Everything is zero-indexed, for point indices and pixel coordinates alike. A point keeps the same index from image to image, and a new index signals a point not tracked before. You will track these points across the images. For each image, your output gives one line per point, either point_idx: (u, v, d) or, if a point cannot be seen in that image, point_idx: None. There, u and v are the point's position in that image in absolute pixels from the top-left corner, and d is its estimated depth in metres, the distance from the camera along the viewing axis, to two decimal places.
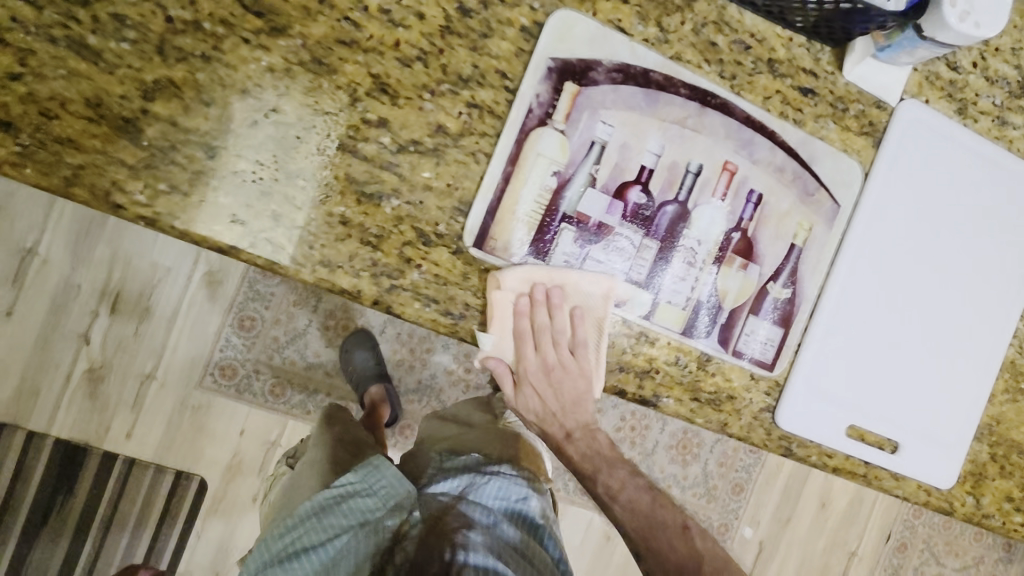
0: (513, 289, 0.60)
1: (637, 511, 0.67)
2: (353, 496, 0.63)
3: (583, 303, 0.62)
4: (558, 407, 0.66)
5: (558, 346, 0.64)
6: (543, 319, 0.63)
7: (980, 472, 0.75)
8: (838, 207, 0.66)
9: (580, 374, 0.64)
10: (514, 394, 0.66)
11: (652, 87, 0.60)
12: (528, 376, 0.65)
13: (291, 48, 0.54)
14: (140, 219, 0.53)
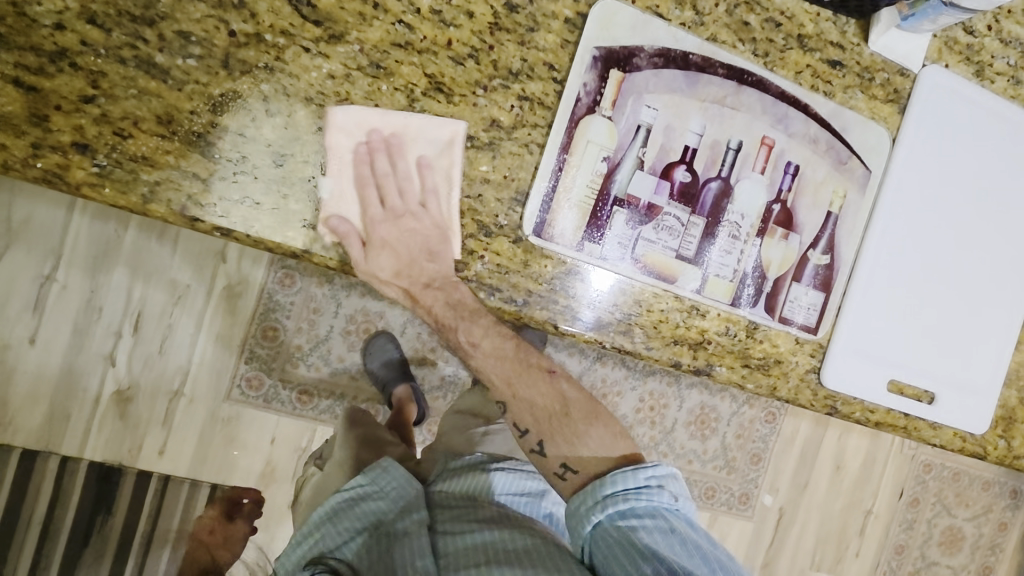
0: (347, 131, 0.56)
1: (504, 359, 0.66)
2: (365, 497, 0.73)
3: (428, 151, 0.59)
4: (408, 261, 0.59)
5: (405, 197, 0.59)
6: (384, 166, 0.58)
7: (1009, 415, 0.79)
8: (869, 173, 0.70)
9: (432, 224, 0.59)
10: (365, 254, 0.58)
11: (692, 70, 0.64)
12: (376, 230, 0.58)
13: (349, 53, 0.56)
14: (216, 230, 0.55)
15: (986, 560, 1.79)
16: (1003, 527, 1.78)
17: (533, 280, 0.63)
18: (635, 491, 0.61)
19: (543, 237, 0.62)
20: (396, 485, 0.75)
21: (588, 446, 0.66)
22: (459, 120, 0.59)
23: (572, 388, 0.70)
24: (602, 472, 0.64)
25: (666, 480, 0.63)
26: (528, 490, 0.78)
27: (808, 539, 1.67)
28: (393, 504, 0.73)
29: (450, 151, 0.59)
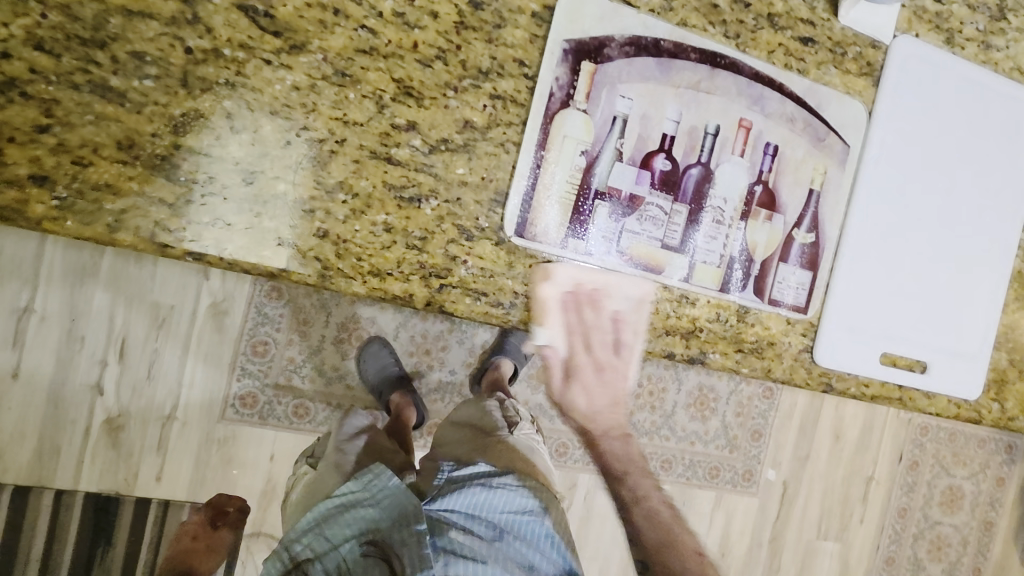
0: (558, 287, 0.63)
1: (656, 523, 0.64)
2: (356, 502, 0.79)
3: (623, 305, 0.66)
4: (600, 407, 0.68)
5: (603, 350, 0.65)
6: (589, 317, 0.66)
7: (1001, 379, 0.80)
8: (847, 148, 0.70)
9: (621, 371, 0.66)
10: (564, 389, 0.66)
11: (664, 56, 0.63)
12: (580, 371, 0.66)
13: (313, 63, 0.54)
14: (188, 255, 0.53)
15: (987, 516, 1.81)
16: (1001, 482, 1.81)
17: (518, 281, 0.62)
18: None
19: (527, 237, 0.61)
20: (386, 492, 0.79)
21: None
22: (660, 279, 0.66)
23: None
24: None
25: None
26: (529, 507, 0.82)
27: (813, 509, 1.68)
28: (383, 511, 0.77)
29: (641, 310, 0.66)
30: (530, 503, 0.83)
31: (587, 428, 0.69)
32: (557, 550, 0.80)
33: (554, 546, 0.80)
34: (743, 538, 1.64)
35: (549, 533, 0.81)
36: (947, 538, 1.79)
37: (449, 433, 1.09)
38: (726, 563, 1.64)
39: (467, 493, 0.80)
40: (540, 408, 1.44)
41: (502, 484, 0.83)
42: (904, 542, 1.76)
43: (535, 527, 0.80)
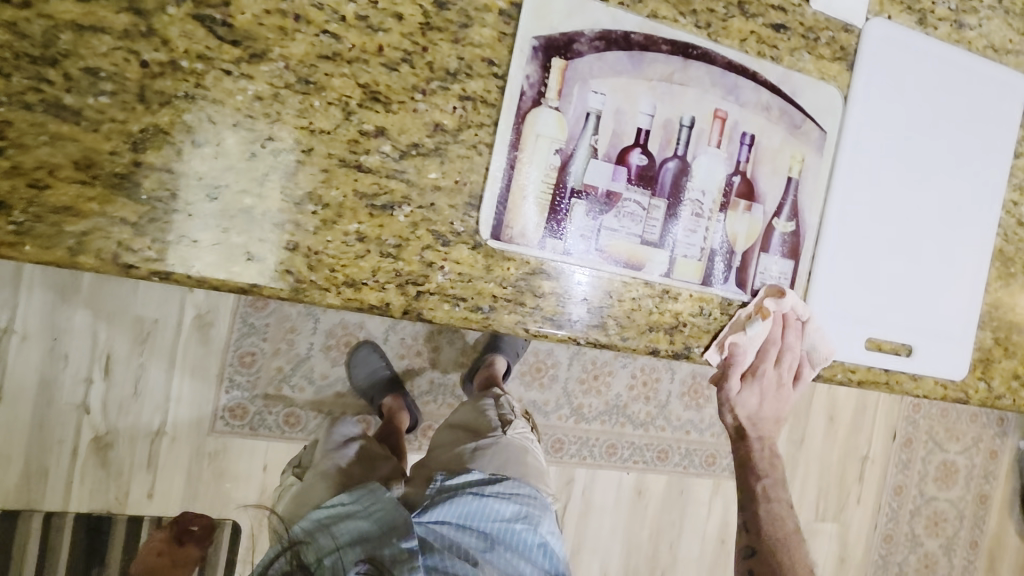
0: (776, 309, 0.69)
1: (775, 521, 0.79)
2: (349, 514, 0.81)
3: (814, 348, 0.71)
4: (766, 412, 0.77)
5: (784, 368, 0.73)
6: (791, 338, 0.71)
7: (987, 357, 0.80)
8: (824, 134, 0.69)
9: (790, 390, 0.75)
10: (740, 390, 0.75)
11: (635, 49, 0.62)
12: (761, 377, 0.74)
13: (275, 72, 0.53)
14: (154, 275, 0.52)
15: (982, 489, 1.83)
16: (994, 455, 1.83)
17: (497, 284, 0.61)
18: None
19: (503, 239, 0.60)
20: (378, 505, 0.80)
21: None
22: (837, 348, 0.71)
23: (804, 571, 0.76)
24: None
25: None
26: (519, 514, 0.85)
27: (810, 492, 1.69)
28: (373, 524, 0.78)
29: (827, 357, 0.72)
30: (520, 510, 0.86)
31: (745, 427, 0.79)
32: (546, 557, 0.84)
33: (543, 552, 0.84)
34: None
35: (539, 542, 0.84)
36: (944, 513, 1.81)
37: (443, 437, 1.08)
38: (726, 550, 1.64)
39: (458, 504, 0.83)
40: (534, 405, 1.44)
41: (493, 493, 0.86)
42: (901, 519, 1.78)
43: (526, 536, 0.84)
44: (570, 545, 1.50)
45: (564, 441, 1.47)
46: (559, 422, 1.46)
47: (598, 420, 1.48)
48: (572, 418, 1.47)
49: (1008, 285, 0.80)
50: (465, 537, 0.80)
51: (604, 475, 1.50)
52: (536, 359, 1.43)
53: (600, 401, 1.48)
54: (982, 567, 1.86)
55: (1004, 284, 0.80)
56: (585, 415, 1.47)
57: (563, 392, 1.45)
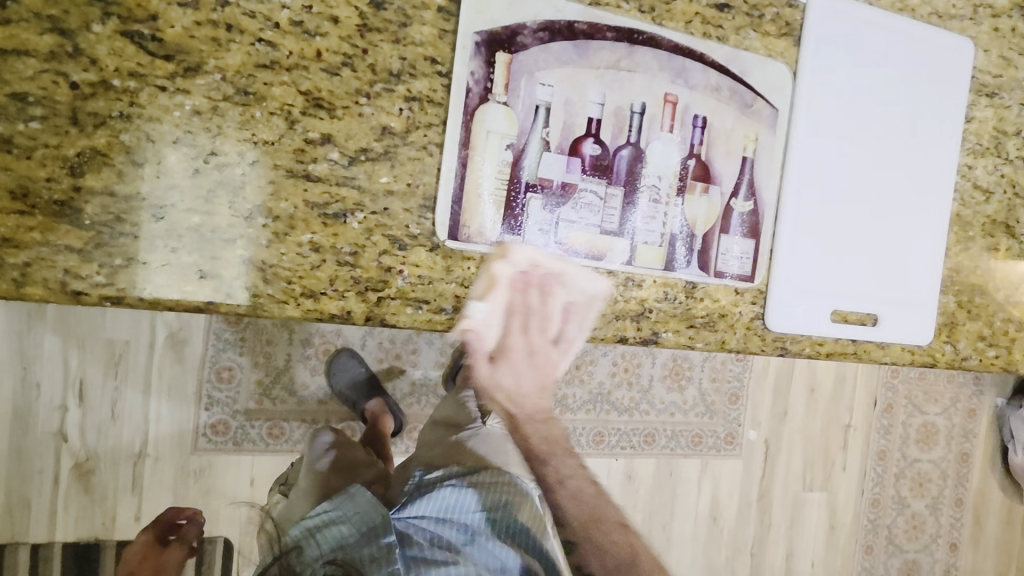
0: (508, 270, 0.58)
1: (582, 500, 0.64)
2: (329, 521, 0.79)
3: (574, 298, 0.62)
4: (526, 394, 0.62)
5: (538, 333, 0.60)
6: (534, 300, 0.60)
7: (951, 321, 0.81)
8: (775, 111, 0.70)
9: (552, 360, 0.62)
10: (491, 373, 0.60)
11: (579, 38, 0.62)
12: (511, 353, 0.60)
13: (211, 84, 0.52)
14: (105, 300, 0.51)
15: (963, 447, 1.87)
16: (972, 414, 1.87)
17: (458, 284, 0.61)
18: None
19: (461, 239, 0.60)
20: (358, 508, 0.79)
21: None
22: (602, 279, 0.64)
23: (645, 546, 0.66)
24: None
25: None
26: (501, 502, 0.83)
27: (796, 463, 1.72)
28: (354, 528, 0.78)
29: (592, 305, 0.64)
30: (502, 499, 0.84)
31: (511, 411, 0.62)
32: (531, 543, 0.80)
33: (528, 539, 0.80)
34: (733, 500, 1.67)
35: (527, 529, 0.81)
36: (927, 474, 1.85)
37: (431, 436, 1.10)
38: (719, 527, 1.66)
39: (437, 497, 0.82)
40: None
41: (473, 483, 0.84)
42: (887, 483, 1.81)
43: (508, 522, 0.81)
44: None
45: None
46: None
47: (583, 410, 1.49)
48: (557, 409, 1.47)
49: (968, 248, 0.81)
50: (444, 530, 0.79)
51: (593, 463, 1.51)
52: None
53: (584, 390, 1.49)
54: (968, 523, 1.91)
55: (963, 247, 0.81)
56: (570, 405, 1.48)
57: None
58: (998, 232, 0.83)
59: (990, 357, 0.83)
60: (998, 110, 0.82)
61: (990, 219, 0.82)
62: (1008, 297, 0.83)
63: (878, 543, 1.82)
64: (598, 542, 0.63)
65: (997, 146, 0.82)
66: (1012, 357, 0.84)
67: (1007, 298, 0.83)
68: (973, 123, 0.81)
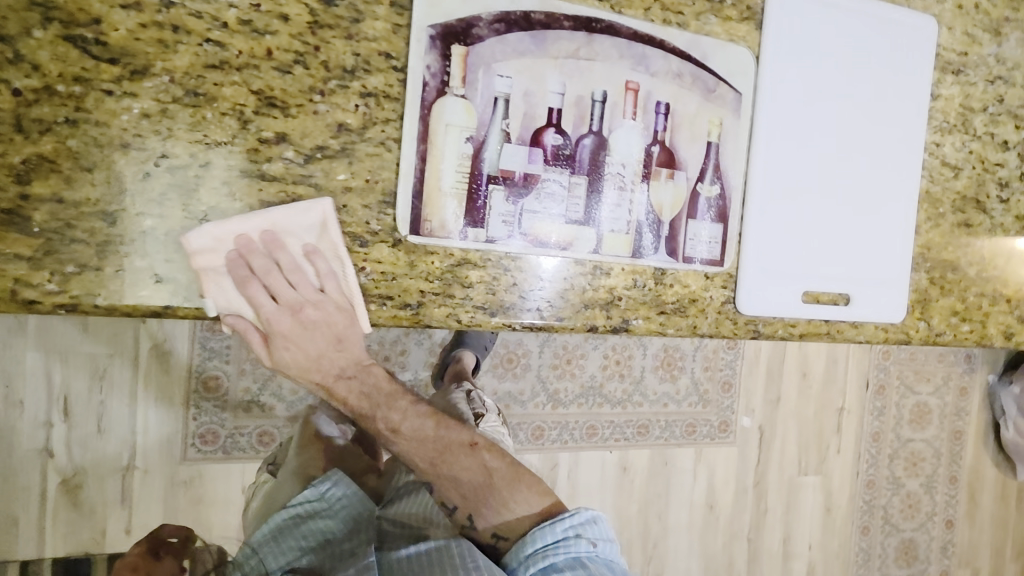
0: (205, 246, 0.53)
1: (423, 439, 0.69)
2: (313, 512, 0.80)
3: (306, 239, 0.56)
4: (325, 357, 0.59)
5: (296, 295, 0.56)
6: (265, 263, 0.55)
7: (924, 298, 0.81)
8: (739, 95, 0.70)
9: (332, 312, 0.57)
10: (270, 352, 0.57)
11: (537, 28, 0.61)
12: (275, 326, 0.56)
13: (159, 87, 0.51)
14: (60, 308, 0.51)
15: (956, 426, 1.88)
16: (964, 392, 1.88)
17: (422, 279, 0.60)
18: (552, 546, 0.67)
19: (423, 233, 0.59)
20: (343, 500, 0.81)
21: (516, 510, 0.72)
22: (322, 199, 0.55)
23: (493, 457, 0.74)
24: (526, 534, 0.70)
25: (583, 526, 0.69)
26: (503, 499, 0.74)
27: (791, 448, 1.72)
28: (340, 523, 0.78)
29: (326, 235, 0.56)
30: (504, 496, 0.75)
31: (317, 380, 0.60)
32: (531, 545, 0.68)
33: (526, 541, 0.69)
34: (729, 487, 1.67)
35: None
36: (921, 453, 1.86)
37: None
38: (715, 514, 1.66)
39: (429, 493, 0.80)
40: (510, 396, 1.44)
41: None
42: (881, 464, 1.82)
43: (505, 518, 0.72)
44: None
45: (544, 428, 1.47)
46: (537, 410, 1.46)
47: (575, 403, 1.49)
48: (549, 404, 1.47)
49: (939, 225, 0.81)
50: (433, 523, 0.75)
51: (587, 456, 1.51)
52: (506, 351, 1.43)
53: (575, 383, 1.48)
54: (964, 500, 1.92)
55: (934, 224, 0.81)
56: (562, 400, 1.48)
57: (537, 379, 1.46)
58: (968, 208, 0.83)
59: (963, 331, 0.83)
60: (965, 87, 0.82)
61: (960, 195, 0.82)
62: (980, 272, 0.83)
63: (875, 523, 1.83)
64: (449, 473, 0.71)
65: (965, 122, 0.82)
66: (985, 331, 0.84)
67: (979, 273, 0.83)
68: (939, 100, 0.80)
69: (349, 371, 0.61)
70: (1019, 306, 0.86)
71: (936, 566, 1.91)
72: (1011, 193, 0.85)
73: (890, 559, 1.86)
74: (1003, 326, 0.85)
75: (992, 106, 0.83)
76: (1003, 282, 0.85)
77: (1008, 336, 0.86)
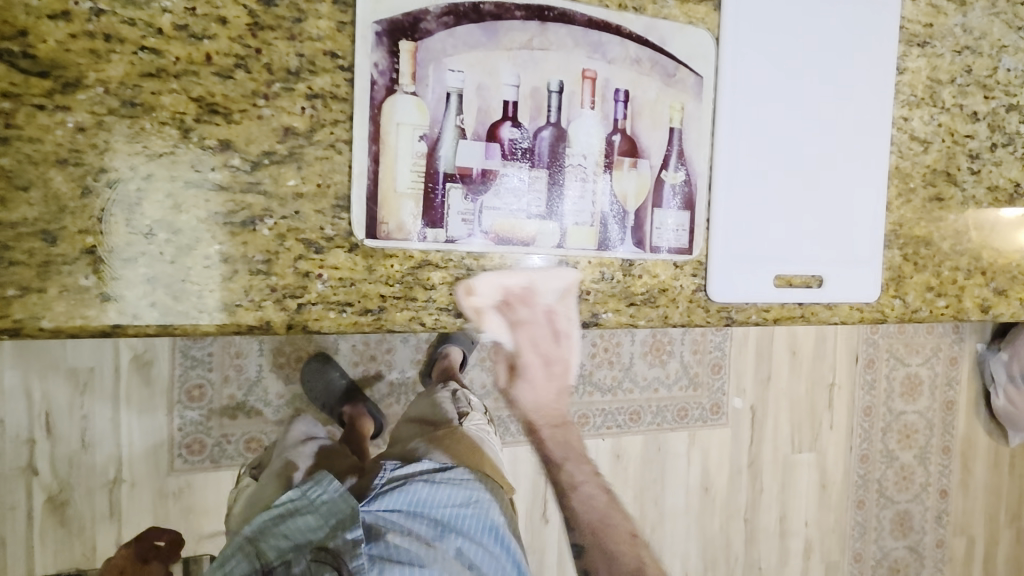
0: (485, 299, 0.63)
1: (592, 506, 0.83)
2: (297, 510, 0.79)
3: (555, 302, 0.66)
4: (545, 400, 0.76)
5: (545, 343, 0.70)
6: (523, 314, 0.67)
7: (898, 275, 0.80)
8: (700, 79, 0.68)
9: (564, 364, 0.72)
10: (509, 382, 0.73)
11: (487, 20, 0.60)
12: (520, 362, 0.71)
13: (94, 99, 0.50)
14: (2, 332, 0.50)
15: (947, 396, 1.89)
16: (954, 361, 1.89)
17: (382, 283, 0.59)
18: None
19: (380, 236, 0.58)
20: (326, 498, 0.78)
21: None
22: (573, 271, 0.65)
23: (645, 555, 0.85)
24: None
25: None
26: (470, 499, 0.85)
27: (783, 426, 1.72)
28: (323, 520, 0.76)
29: (566, 301, 0.66)
30: (472, 495, 0.85)
31: (530, 420, 0.78)
32: (498, 541, 0.83)
33: (494, 537, 0.83)
34: (723, 468, 1.67)
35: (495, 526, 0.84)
36: (914, 425, 1.86)
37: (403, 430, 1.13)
38: (711, 496, 1.66)
39: (408, 491, 0.82)
40: (500, 389, 1.43)
41: (445, 479, 0.85)
42: (874, 438, 1.83)
43: (476, 520, 0.83)
44: (557, 519, 1.50)
45: None
46: None
47: None
48: None
49: (910, 200, 0.80)
50: (414, 523, 0.79)
51: (581, 446, 1.51)
52: None
53: None
54: (957, 469, 1.93)
55: (905, 200, 0.80)
56: None
57: None
58: (939, 181, 0.82)
59: (939, 307, 0.83)
60: (931, 59, 0.81)
61: (930, 169, 0.81)
62: (954, 246, 0.83)
63: (870, 497, 1.84)
64: (605, 549, 0.80)
65: (933, 95, 0.81)
66: (961, 305, 0.84)
67: (953, 247, 0.83)
68: (906, 74, 0.79)
69: (559, 422, 0.81)
70: (995, 277, 0.85)
71: (933, 536, 1.92)
72: (983, 163, 0.84)
73: (886, 531, 1.87)
74: (980, 299, 0.85)
75: (959, 78, 0.82)
76: (978, 255, 0.84)
77: (985, 309, 0.85)
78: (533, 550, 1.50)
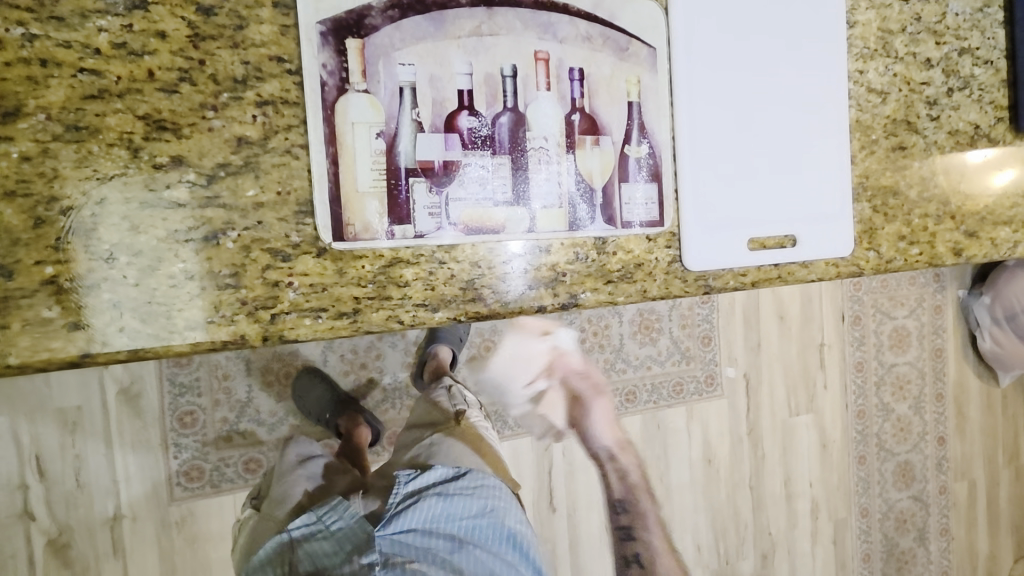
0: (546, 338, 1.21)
1: None
2: (313, 534, 0.84)
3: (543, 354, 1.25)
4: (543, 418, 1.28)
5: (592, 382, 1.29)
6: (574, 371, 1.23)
7: (870, 227, 0.81)
8: (653, 50, 0.68)
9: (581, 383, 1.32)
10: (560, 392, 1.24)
11: (433, 10, 0.59)
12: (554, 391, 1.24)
13: (36, 126, 0.49)
14: None
15: (935, 343, 1.92)
16: (938, 310, 1.91)
17: (355, 285, 0.58)
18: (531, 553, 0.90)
19: (348, 239, 0.57)
20: (341, 523, 0.84)
21: None
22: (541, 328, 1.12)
23: None
24: None
25: None
26: (485, 508, 0.90)
27: (779, 390, 1.74)
28: (338, 543, 0.81)
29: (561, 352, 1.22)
30: (486, 504, 0.90)
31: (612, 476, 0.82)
32: (515, 549, 0.88)
33: (512, 544, 0.88)
34: (722, 438, 1.68)
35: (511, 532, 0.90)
36: (906, 376, 1.89)
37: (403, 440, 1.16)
38: (714, 468, 1.67)
39: (423, 508, 0.85)
40: (493, 384, 1.43)
41: (456, 491, 0.89)
42: (869, 393, 1.85)
43: (493, 530, 0.88)
44: (565, 506, 1.51)
45: None
46: None
47: None
48: None
49: (873, 152, 0.81)
50: (432, 540, 0.82)
51: None
52: (483, 339, 1.42)
53: None
54: (952, 415, 1.96)
55: (869, 152, 0.81)
56: None
57: None
58: (900, 130, 0.83)
59: (913, 255, 0.84)
60: (880, 10, 0.81)
61: (890, 119, 0.82)
62: (921, 193, 0.84)
63: (870, 451, 1.86)
64: None
65: (886, 46, 0.82)
66: (934, 251, 0.85)
67: (920, 194, 0.84)
68: (857, 27, 0.80)
69: None
70: (964, 221, 0.86)
71: (935, 484, 1.95)
72: (941, 109, 0.85)
73: (888, 483, 1.89)
74: (952, 244, 0.86)
75: (910, 26, 0.83)
76: (947, 200, 0.85)
77: (959, 253, 0.86)
78: (544, 539, 1.50)
